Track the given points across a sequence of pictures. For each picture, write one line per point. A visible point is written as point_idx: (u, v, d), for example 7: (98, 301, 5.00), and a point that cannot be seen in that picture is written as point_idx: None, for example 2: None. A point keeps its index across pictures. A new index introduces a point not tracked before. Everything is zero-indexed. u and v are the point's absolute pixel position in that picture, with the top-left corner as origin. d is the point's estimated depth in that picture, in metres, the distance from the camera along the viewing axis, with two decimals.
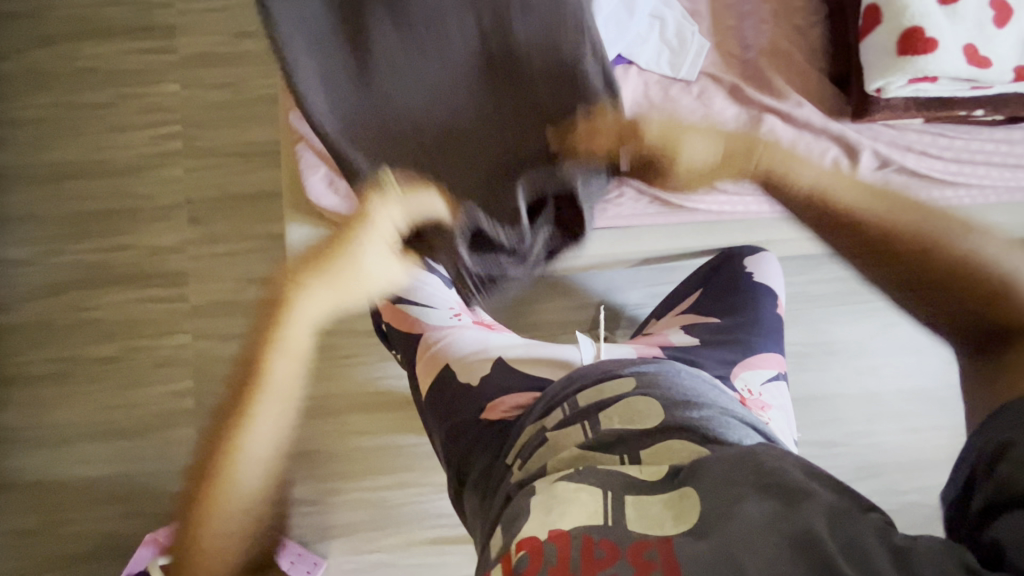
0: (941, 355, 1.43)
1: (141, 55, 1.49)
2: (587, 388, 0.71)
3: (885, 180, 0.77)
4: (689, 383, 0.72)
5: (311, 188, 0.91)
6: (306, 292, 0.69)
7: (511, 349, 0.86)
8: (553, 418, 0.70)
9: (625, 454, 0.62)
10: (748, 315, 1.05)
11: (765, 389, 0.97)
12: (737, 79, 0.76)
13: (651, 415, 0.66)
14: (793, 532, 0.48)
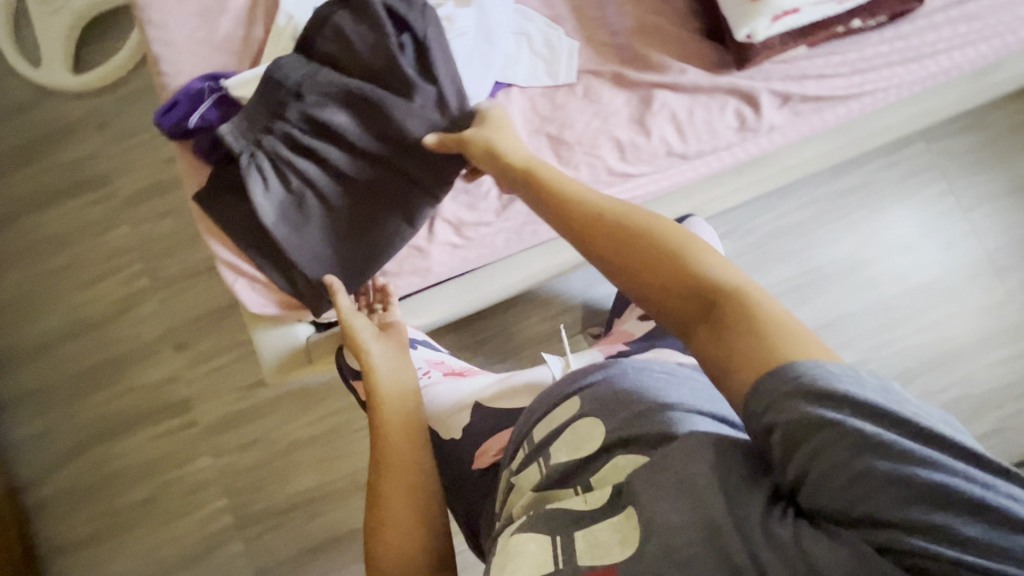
0: (936, 244, 1.39)
1: (86, 209, 1.54)
2: (538, 424, 0.70)
3: (793, 113, 0.77)
4: (627, 377, 0.67)
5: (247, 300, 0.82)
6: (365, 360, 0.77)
7: (485, 389, 0.84)
8: (517, 459, 0.70)
9: (579, 484, 0.64)
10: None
11: None
12: (617, 65, 0.76)
13: (594, 437, 0.64)
14: (707, 523, 0.49)
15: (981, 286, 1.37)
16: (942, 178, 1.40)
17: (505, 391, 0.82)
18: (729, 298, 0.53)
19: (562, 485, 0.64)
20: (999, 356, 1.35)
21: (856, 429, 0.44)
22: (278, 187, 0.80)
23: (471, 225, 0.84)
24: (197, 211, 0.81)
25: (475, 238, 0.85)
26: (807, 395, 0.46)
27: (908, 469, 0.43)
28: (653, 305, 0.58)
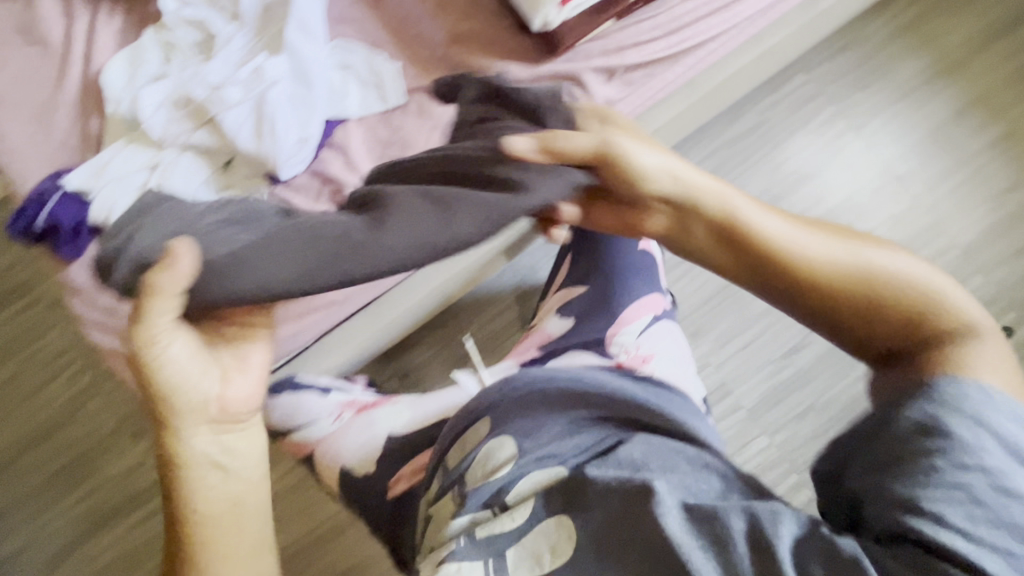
0: (837, 166, 1.42)
1: (18, 319, 1.54)
2: (453, 449, 0.78)
3: (624, 84, 0.78)
4: (531, 395, 0.75)
5: None
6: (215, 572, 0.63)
7: (398, 420, 0.94)
8: (432, 490, 0.77)
9: (496, 505, 0.66)
10: (606, 264, 0.97)
11: (643, 340, 0.89)
12: (441, 77, 0.77)
13: (502, 457, 0.70)
14: (651, 549, 0.53)
15: (887, 197, 1.40)
16: (830, 101, 1.43)
17: (417, 420, 0.93)
18: (936, 331, 0.57)
19: (481, 507, 0.67)
20: (922, 258, 1.38)
21: (966, 444, 0.47)
22: None
23: None
24: (81, 318, 0.77)
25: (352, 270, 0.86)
26: (936, 403, 0.50)
27: (1000, 501, 0.45)
28: (856, 333, 0.60)
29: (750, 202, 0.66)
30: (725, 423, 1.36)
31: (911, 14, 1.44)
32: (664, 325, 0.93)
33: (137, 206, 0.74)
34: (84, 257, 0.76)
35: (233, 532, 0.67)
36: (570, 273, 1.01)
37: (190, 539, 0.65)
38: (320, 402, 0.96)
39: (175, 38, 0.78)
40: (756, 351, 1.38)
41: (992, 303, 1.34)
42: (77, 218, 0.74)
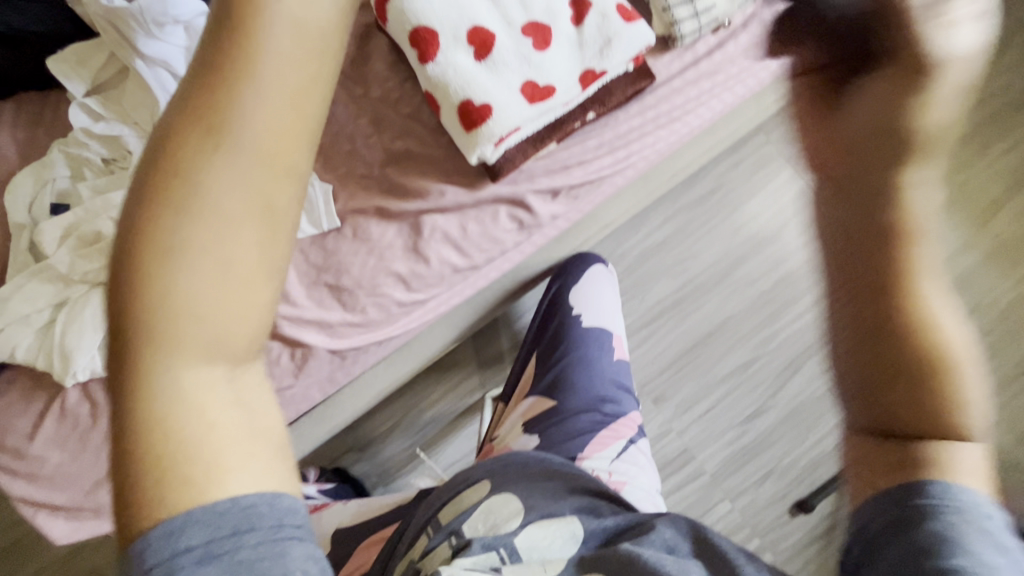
0: (796, 227, 1.42)
1: None
2: (446, 504, 0.71)
3: (569, 202, 0.76)
4: (543, 464, 0.75)
5: (58, 534, 0.72)
6: (235, 220, 0.30)
7: (344, 513, 0.85)
8: (420, 546, 0.69)
9: (504, 549, 0.64)
10: (581, 379, 0.92)
11: (614, 468, 0.83)
12: (378, 198, 0.73)
13: (512, 512, 0.67)
14: None
15: None
16: (788, 162, 1.44)
17: (366, 506, 0.85)
18: None
19: (487, 549, 0.63)
20: None
21: None
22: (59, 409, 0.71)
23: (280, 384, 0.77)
24: None
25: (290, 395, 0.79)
26: None
27: None
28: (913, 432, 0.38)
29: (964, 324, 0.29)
30: (687, 488, 1.36)
31: None
32: (638, 448, 0.89)
33: (42, 346, 0.68)
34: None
35: (258, 152, 0.31)
36: (538, 380, 0.95)
37: (202, 139, 0.30)
38: None
39: (87, 153, 0.72)
40: (718, 414, 1.38)
41: None
42: None
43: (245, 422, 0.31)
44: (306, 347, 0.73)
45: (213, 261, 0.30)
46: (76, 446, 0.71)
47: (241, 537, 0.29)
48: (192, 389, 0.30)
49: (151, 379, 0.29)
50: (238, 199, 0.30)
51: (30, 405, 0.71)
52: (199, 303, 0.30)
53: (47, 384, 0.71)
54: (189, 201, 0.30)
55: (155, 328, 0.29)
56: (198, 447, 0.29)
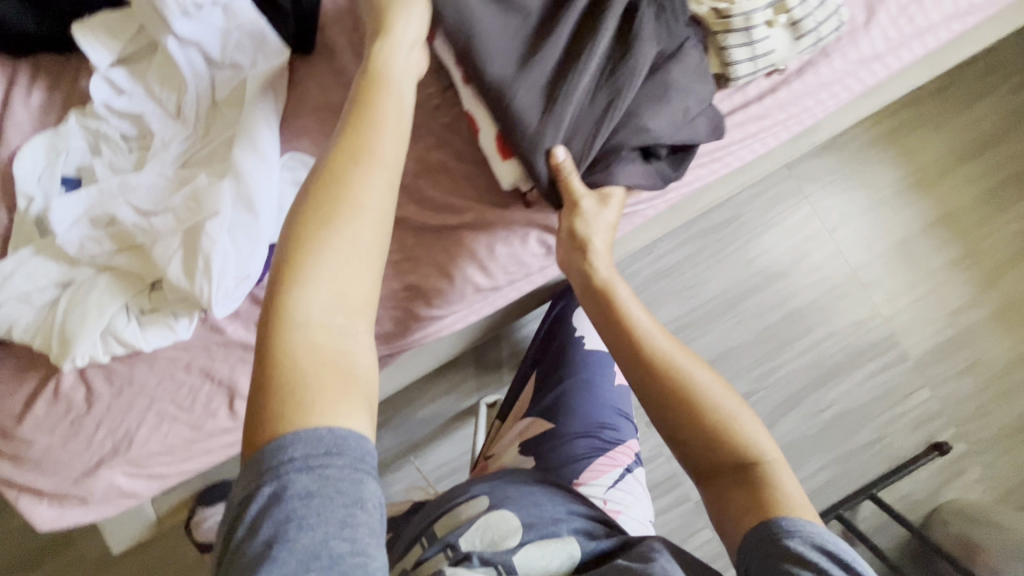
0: (806, 265, 1.42)
1: None
2: (442, 517, 0.68)
3: None
4: (544, 485, 0.71)
5: (39, 518, 0.70)
6: (353, 239, 0.45)
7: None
8: (413, 556, 0.68)
9: (501, 565, 0.62)
10: (581, 402, 0.84)
11: (610, 497, 0.77)
12: (405, 211, 0.71)
13: (511, 531, 0.64)
14: None
15: (850, 302, 1.42)
16: (807, 200, 1.43)
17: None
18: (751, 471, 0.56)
19: (485, 563, 0.62)
20: (875, 366, 1.40)
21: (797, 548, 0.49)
22: (55, 391, 0.68)
23: None
24: None
25: None
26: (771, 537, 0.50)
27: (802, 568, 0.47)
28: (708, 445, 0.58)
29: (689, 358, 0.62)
30: (672, 513, 1.35)
31: (890, 123, 1.45)
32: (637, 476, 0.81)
33: (43, 327, 0.65)
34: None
35: (381, 183, 0.48)
36: (536, 401, 0.86)
37: (349, 163, 0.48)
38: None
39: (105, 128, 0.68)
40: None
41: (934, 416, 1.39)
42: None
43: (348, 365, 0.43)
44: None
45: (337, 269, 0.44)
46: (68, 430, 0.69)
47: (333, 458, 0.39)
48: (319, 326, 0.43)
49: (296, 315, 0.43)
50: (353, 229, 0.46)
51: (23, 384, 0.68)
52: (332, 266, 0.44)
53: (41, 365, 0.69)
54: (335, 201, 0.46)
55: (300, 315, 0.43)
56: (318, 376, 0.41)
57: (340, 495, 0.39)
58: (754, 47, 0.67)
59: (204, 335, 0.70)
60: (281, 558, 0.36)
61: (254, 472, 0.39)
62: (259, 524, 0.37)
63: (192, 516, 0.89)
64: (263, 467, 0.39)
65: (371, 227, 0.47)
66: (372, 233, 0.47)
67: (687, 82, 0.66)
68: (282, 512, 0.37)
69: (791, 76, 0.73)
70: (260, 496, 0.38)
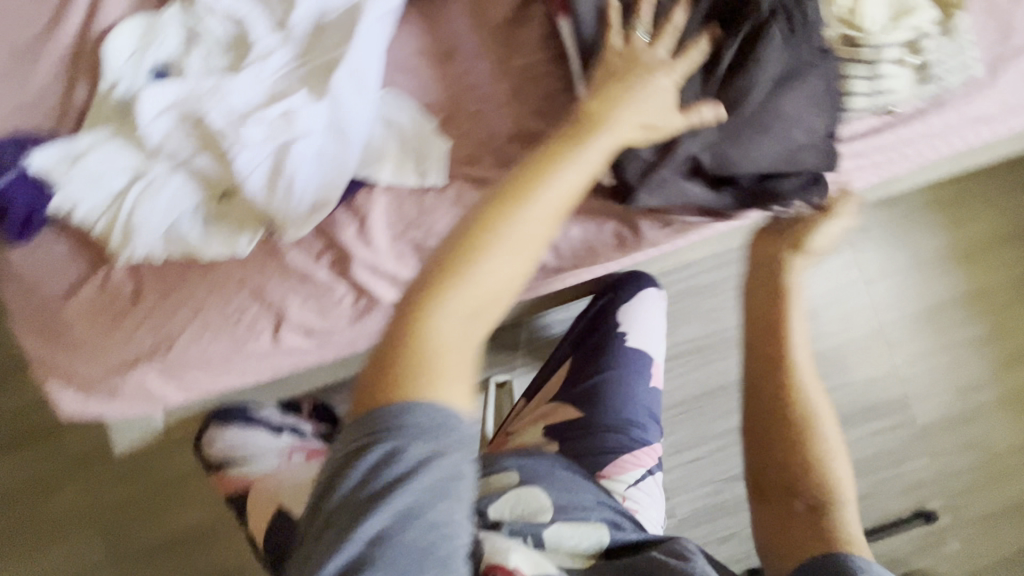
0: (836, 312, 1.42)
1: None
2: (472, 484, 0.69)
3: (675, 235, 0.73)
4: (571, 471, 0.71)
5: (65, 402, 0.69)
6: (514, 252, 0.45)
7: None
8: None
9: (529, 537, 0.60)
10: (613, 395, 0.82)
11: (631, 497, 0.75)
12: (490, 172, 0.69)
13: (541, 507, 0.64)
14: None
15: (871, 356, 1.42)
16: (850, 249, 1.42)
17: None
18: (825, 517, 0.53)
19: (514, 533, 0.61)
20: (880, 423, 1.41)
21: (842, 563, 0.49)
22: (104, 281, 0.67)
23: (321, 332, 0.70)
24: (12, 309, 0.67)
25: (327, 343, 0.72)
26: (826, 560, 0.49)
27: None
28: (784, 476, 0.56)
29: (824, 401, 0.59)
30: None
31: (947, 190, 1.44)
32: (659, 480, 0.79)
33: (108, 213, 0.64)
34: (31, 245, 0.66)
35: (564, 204, 0.48)
36: (566, 388, 0.84)
37: (544, 177, 0.47)
38: (269, 438, 0.86)
39: (205, 25, 0.66)
40: (705, 465, 1.38)
41: (926, 484, 1.41)
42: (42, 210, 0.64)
43: (467, 363, 0.43)
44: (371, 298, 0.69)
45: (495, 273, 0.44)
46: (110, 323, 0.67)
47: (442, 435, 0.40)
48: (463, 317, 0.43)
49: (449, 296, 0.43)
50: (523, 240, 0.45)
51: (72, 265, 0.67)
52: (496, 268, 0.44)
53: (95, 251, 0.67)
54: (522, 208, 0.46)
55: (446, 305, 0.43)
56: (450, 367, 0.42)
57: (442, 469, 0.40)
58: (874, 81, 0.66)
59: (262, 256, 0.68)
60: (382, 511, 0.39)
61: (370, 429, 0.40)
62: (369, 480, 0.39)
63: (204, 431, 0.87)
64: (379, 427, 0.40)
65: (534, 244, 0.46)
66: (532, 246, 0.46)
67: (793, 115, 0.63)
68: (391, 473, 0.39)
69: (900, 119, 0.72)
70: (374, 452, 0.39)
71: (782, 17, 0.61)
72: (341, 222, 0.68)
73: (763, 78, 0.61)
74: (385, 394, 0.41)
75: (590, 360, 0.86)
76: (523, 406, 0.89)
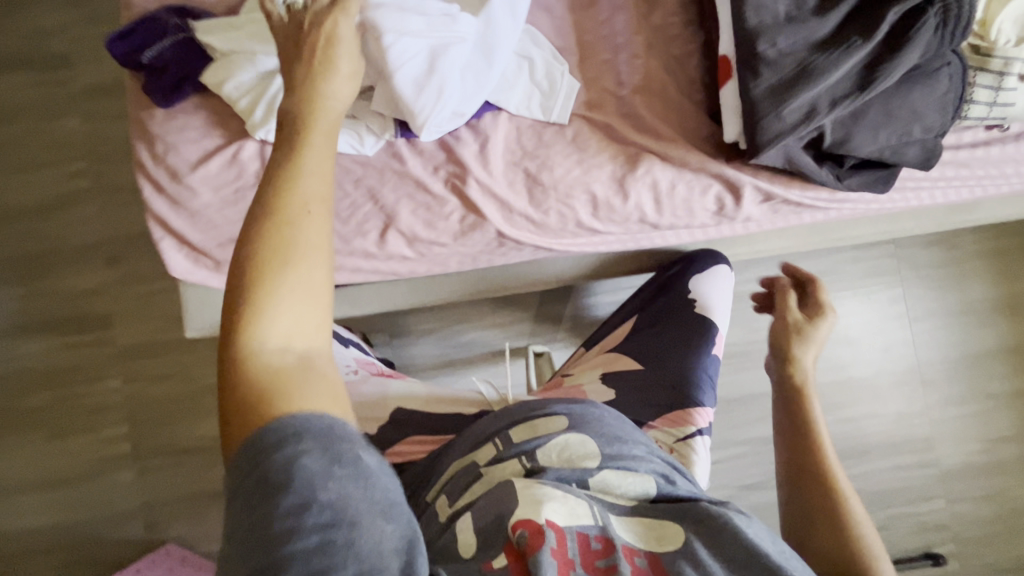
0: (877, 343, 1.43)
1: (37, 92, 1.37)
2: (519, 425, 0.68)
3: (771, 211, 0.76)
4: (620, 421, 0.70)
5: (174, 265, 0.72)
6: (289, 258, 0.42)
7: (411, 396, 0.94)
8: (485, 454, 0.67)
9: (576, 481, 0.63)
10: (675, 351, 0.87)
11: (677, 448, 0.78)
12: (611, 118, 0.72)
13: (589, 456, 0.64)
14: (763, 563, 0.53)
15: (905, 393, 1.43)
16: (900, 283, 1.43)
17: (429, 399, 0.94)
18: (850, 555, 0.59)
19: (560, 479, 0.63)
20: (902, 459, 1.42)
21: None
22: (233, 157, 0.70)
23: (425, 243, 0.72)
24: (141, 168, 0.71)
25: (428, 256, 0.74)
26: None
27: None
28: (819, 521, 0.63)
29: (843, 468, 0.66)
30: None
31: (1002, 242, 1.46)
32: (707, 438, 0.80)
33: (254, 89, 0.67)
34: (173, 109, 0.70)
35: (317, 202, 0.45)
36: (632, 341, 0.89)
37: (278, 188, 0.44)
38: (339, 349, 0.96)
39: None
40: (724, 470, 1.39)
41: (939, 527, 1.41)
42: (195, 78, 0.69)
43: (303, 375, 0.42)
44: (480, 218, 0.72)
45: (278, 286, 0.42)
46: (232, 197, 0.71)
47: (308, 434, 0.39)
48: (283, 330, 0.42)
49: (256, 320, 0.41)
50: (284, 249, 0.42)
51: (207, 136, 0.71)
52: (287, 285, 0.42)
53: (231, 126, 0.70)
54: (275, 227, 0.43)
55: (246, 343, 0.41)
56: (290, 389, 0.40)
57: (321, 457, 0.38)
58: (997, 93, 0.68)
59: (384, 159, 0.72)
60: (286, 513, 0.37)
61: (246, 460, 0.38)
62: (273, 495, 0.37)
63: None
64: (263, 449, 0.38)
65: (302, 243, 0.43)
66: (304, 248, 0.43)
67: (925, 108, 0.64)
68: (281, 473, 0.37)
69: (1009, 137, 0.74)
70: (267, 469, 0.38)
71: (940, 4, 0.59)
72: (459, 140, 0.71)
73: (907, 64, 0.60)
74: (248, 430, 0.39)
75: (658, 320, 0.90)
76: (581, 354, 0.94)
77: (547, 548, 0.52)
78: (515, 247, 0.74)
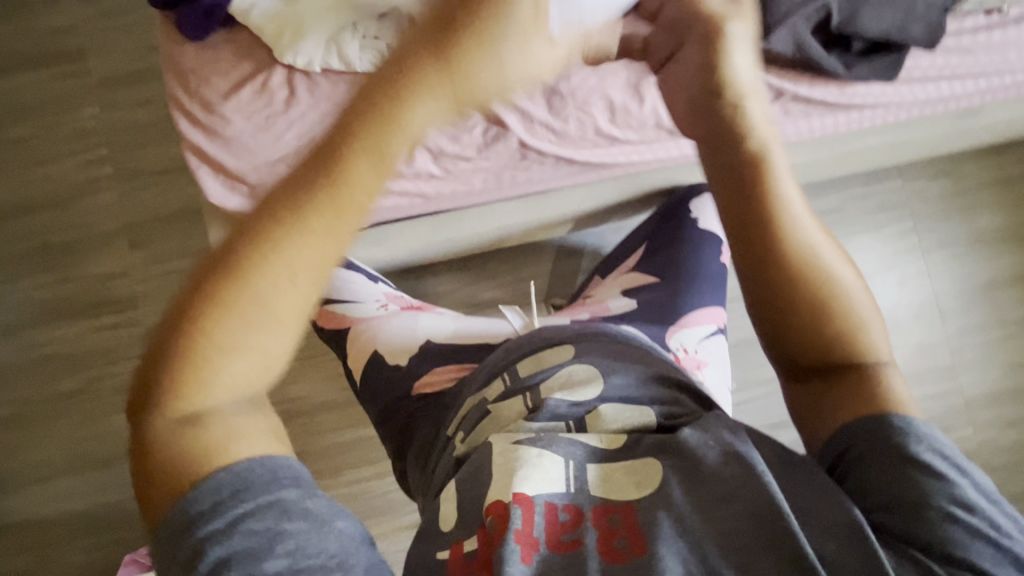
0: (892, 278, 1.44)
1: (50, 83, 1.36)
2: (529, 358, 0.67)
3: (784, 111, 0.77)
4: (629, 348, 0.66)
5: (211, 192, 0.75)
6: (238, 337, 0.40)
7: (439, 331, 0.90)
8: (495, 389, 0.66)
9: (572, 420, 0.59)
10: (690, 264, 0.90)
11: (702, 347, 0.82)
12: None
13: (593, 385, 0.61)
14: (761, 514, 0.44)
15: (923, 325, 1.44)
16: (910, 218, 1.45)
17: (456, 334, 0.89)
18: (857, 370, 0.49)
19: (555, 418, 0.60)
20: (925, 390, 1.43)
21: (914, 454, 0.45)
22: (263, 84, 0.73)
23: (450, 158, 0.75)
24: (175, 102, 0.74)
25: (454, 173, 0.77)
26: (907, 469, 0.45)
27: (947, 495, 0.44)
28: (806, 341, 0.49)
29: (815, 238, 0.50)
30: None
31: (1008, 172, 1.47)
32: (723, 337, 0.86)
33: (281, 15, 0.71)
34: (204, 44, 0.74)
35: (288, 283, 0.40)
36: (648, 260, 0.92)
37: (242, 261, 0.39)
38: (367, 285, 0.95)
39: None
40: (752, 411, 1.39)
41: (968, 455, 1.41)
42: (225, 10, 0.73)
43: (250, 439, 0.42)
44: (503, 129, 0.74)
45: (227, 363, 0.40)
46: (262, 123, 0.73)
47: (244, 510, 0.40)
48: (229, 397, 0.41)
49: (203, 386, 0.40)
50: (240, 325, 0.39)
51: (237, 68, 0.74)
52: (237, 360, 0.40)
53: (259, 58, 0.74)
54: (229, 298, 0.39)
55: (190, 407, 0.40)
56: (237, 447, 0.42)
57: (259, 529, 0.41)
58: None
59: None
60: None
61: (169, 539, 0.40)
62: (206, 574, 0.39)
63: None
64: (192, 524, 0.40)
65: (262, 318, 0.40)
66: (266, 321, 0.40)
67: None
68: (217, 553, 0.40)
69: (1008, 22, 0.76)
70: (201, 552, 0.40)
71: None
72: None
73: None
74: (176, 494, 0.41)
75: (669, 241, 0.92)
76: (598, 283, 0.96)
77: (510, 530, 0.47)
78: (537, 158, 0.77)
